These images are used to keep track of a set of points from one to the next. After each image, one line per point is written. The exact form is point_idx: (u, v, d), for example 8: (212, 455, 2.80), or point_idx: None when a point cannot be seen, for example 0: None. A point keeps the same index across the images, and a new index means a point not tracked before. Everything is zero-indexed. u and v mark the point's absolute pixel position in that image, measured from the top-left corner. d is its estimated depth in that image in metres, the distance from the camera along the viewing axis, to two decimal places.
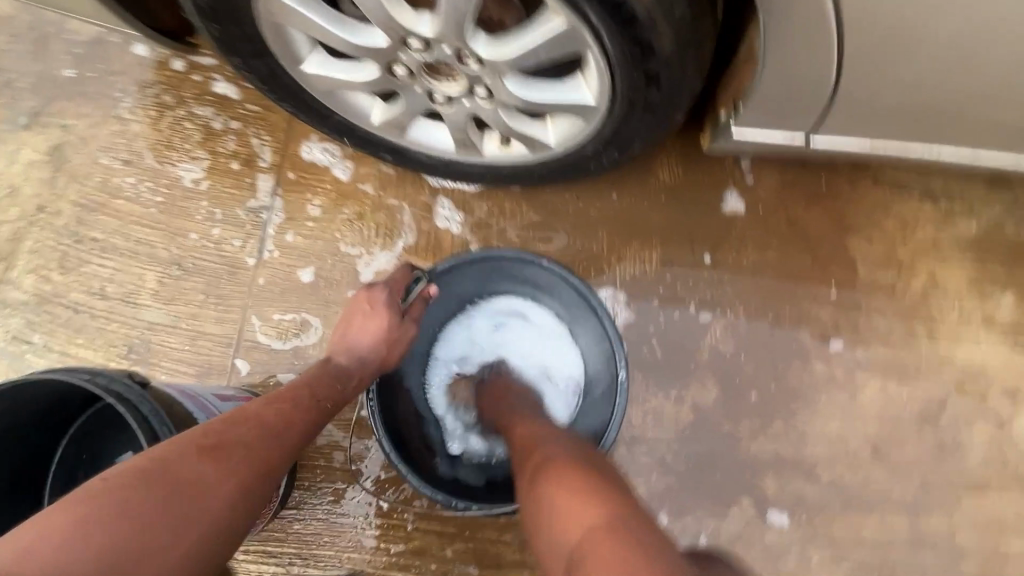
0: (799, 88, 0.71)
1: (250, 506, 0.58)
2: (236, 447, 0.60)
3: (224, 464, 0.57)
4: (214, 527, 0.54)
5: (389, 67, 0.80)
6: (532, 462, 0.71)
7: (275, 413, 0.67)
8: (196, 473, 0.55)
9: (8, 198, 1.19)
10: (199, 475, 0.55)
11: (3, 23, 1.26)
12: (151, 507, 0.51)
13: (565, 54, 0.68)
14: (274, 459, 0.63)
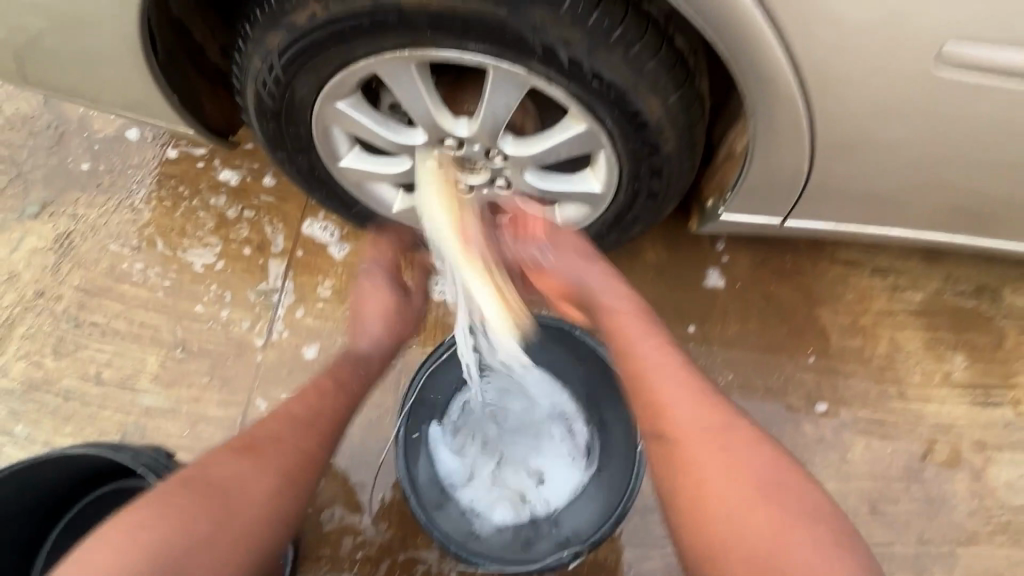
0: (780, 184, 0.82)
1: (284, 493, 0.69)
2: (267, 445, 0.72)
3: (258, 468, 0.69)
4: (255, 504, 0.66)
5: (421, 162, 0.90)
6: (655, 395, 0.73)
7: (305, 404, 0.79)
8: (235, 468, 0.68)
9: (7, 285, 1.19)
10: (238, 471, 0.68)
11: (22, 120, 1.32)
12: (205, 497, 0.64)
13: (582, 151, 0.81)
14: (309, 443, 0.75)
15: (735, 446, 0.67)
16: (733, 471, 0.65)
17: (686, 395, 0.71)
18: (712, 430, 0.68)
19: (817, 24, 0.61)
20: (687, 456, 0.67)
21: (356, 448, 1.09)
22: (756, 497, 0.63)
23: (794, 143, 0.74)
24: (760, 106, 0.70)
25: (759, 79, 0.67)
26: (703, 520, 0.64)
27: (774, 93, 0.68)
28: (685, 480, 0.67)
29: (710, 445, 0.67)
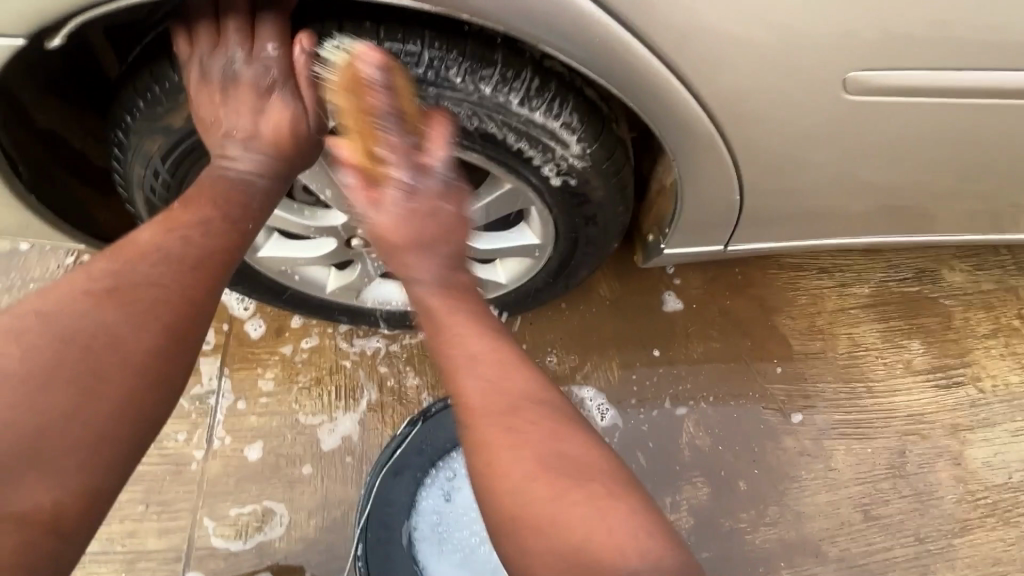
0: (714, 215, 0.81)
1: (129, 347, 0.53)
2: (84, 321, 0.52)
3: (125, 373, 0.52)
4: (80, 417, 0.49)
5: (347, 240, 0.85)
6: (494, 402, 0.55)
7: (157, 254, 0.58)
8: (36, 348, 0.50)
9: None
10: (41, 353, 0.49)
11: None
12: None
13: (512, 209, 0.78)
14: (195, 291, 0.58)
15: (536, 420, 0.54)
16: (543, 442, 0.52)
17: (479, 346, 0.56)
18: (519, 409, 0.54)
19: (719, 68, 0.60)
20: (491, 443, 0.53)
21: (323, 555, 0.99)
22: (550, 478, 0.51)
23: (720, 176, 0.73)
24: (679, 147, 0.69)
25: (675, 122, 0.65)
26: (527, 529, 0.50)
27: (691, 133, 0.67)
28: (521, 507, 0.50)
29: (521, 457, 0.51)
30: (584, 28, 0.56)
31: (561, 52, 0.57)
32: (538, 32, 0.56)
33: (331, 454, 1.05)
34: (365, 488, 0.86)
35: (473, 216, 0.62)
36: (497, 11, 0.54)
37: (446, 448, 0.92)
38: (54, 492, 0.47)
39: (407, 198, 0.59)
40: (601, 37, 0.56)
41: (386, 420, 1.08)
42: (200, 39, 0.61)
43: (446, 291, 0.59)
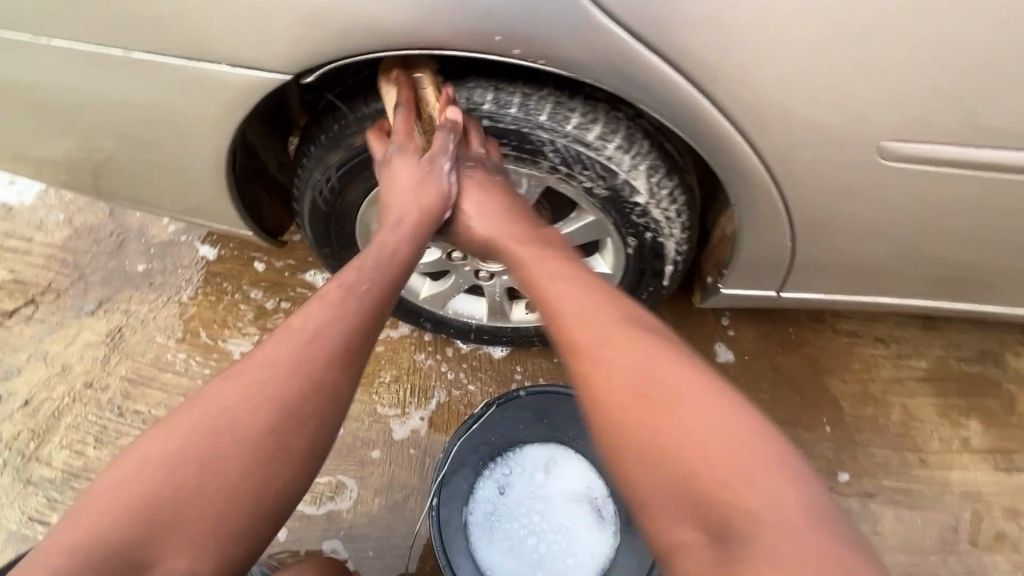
0: (770, 261, 0.92)
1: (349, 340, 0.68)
2: (267, 380, 0.63)
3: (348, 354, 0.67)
4: (252, 455, 0.59)
5: (449, 252, 1.02)
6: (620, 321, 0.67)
7: (326, 312, 0.68)
8: (235, 407, 0.61)
9: (58, 376, 1.26)
10: (240, 406, 0.61)
11: (90, 231, 1.49)
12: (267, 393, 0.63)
13: (592, 239, 0.92)
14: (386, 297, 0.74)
15: (619, 325, 0.66)
16: (624, 341, 0.64)
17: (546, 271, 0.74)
18: (600, 319, 0.67)
19: (782, 134, 0.74)
20: (579, 346, 0.65)
21: (382, 532, 1.09)
22: (634, 381, 0.60)
23: (776, 226, 0.85)
24: (743, 197, 0.82)
25: (737, 172, 0.79)
26: (622, 430, 0.58)
27: (752, 183, 0.80)
28: (618, 408, 0.59)
29: (605, 359, 0.63)
30: (676, 94, 0.71)
31: (654, 110, 0.74)
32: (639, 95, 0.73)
33: (400, 443, 1.18)
34: (434, 473, 0.97)
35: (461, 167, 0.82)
36: (611, 78, 0.71)
37: (507, 442, 1.03)
38: (241, 499, 0.58)
39: (480, 159, 0.81)
40: (689, 103, 0.72)
41: (452, 420, 1.21)
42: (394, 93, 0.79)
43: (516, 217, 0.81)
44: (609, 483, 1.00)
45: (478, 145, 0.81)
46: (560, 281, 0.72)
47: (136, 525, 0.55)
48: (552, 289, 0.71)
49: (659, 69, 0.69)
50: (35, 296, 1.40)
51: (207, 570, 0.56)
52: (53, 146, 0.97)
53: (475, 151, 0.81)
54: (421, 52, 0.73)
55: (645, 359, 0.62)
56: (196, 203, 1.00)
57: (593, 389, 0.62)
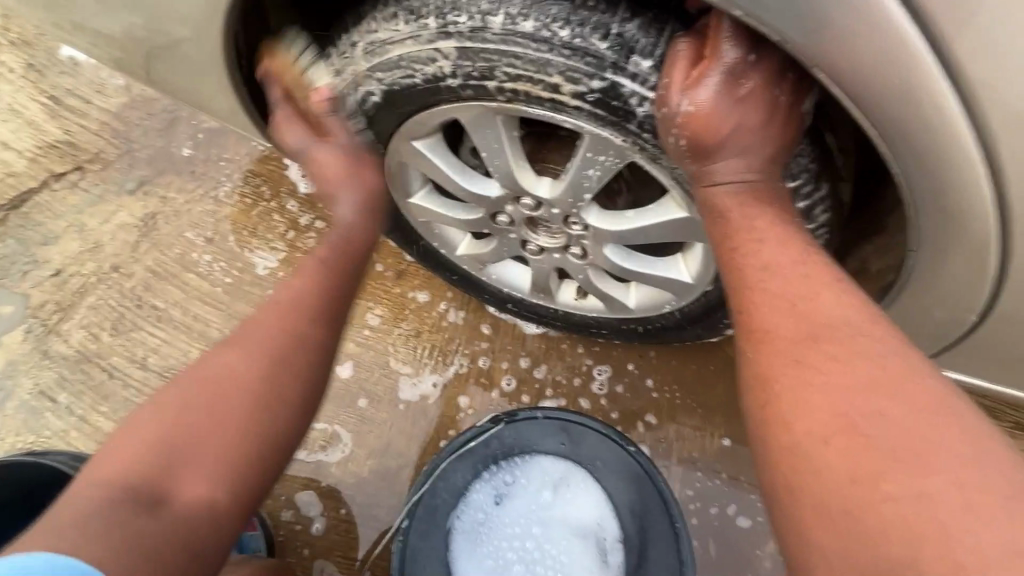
0: (929, 329, 0.65)
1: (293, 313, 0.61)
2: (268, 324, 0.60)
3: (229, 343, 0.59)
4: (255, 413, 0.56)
5: (493, 214, 0.81)
6: (843, 371, 0.45)
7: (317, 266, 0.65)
8: (237, 362, 0.58)
9: (90, 252, 1.23)
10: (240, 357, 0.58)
11: (146, 102, 1.38)
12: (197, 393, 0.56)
13: (677, 239, 0.70)
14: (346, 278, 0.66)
15: (853, 357, 0.46)
16: (863, 383, 0.44)
17: (779, 258, 0.52)
18: (821, 337, 0.48)
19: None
20: (778, 377, 0.48)
21: (366, 498, 1.01)
22: (842, 435, 0.43)
23: (963, 293, 0.58)
24: (927, 239, 0.54)
25: (938, 211, 0.51)
26: (824, 509, 0.42)
27: (956, 231, 0.52)
28: (836, 490, 0.42)
29: (822, 405, 0.45)
30: (885, 57, 0.44)
31: (832, 79, 0.46)
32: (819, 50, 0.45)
33: (406, 408, 1.06)
34: (432, 460, 0.84)
35: (738, 129, 0.53)
36: (780, 14, 0.44)
37: (510, 453, 0.88)
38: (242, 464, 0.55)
39: (733, 83, 0.51)
40: (901, 76, 0.44)
41: (467, 396, 1.07)
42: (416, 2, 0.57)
43: (747, 193, 0.55)
44: (624, 526, 0.84)
45: (733, 56, 0.50)
46: (777, 275, 0.52)
47: (155, 462, 0.52)
48: (786, 291, 0.51)
49: (870, 13, 0.42)
50: (83, 163, 1.33)
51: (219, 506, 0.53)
52: (75, 1, 0.83)
53: (720, 63, 0.50)
54: None
55: (871, 415, 0.43)
56: (216, 98, 0.86)
57: (771, 421, 0.47)
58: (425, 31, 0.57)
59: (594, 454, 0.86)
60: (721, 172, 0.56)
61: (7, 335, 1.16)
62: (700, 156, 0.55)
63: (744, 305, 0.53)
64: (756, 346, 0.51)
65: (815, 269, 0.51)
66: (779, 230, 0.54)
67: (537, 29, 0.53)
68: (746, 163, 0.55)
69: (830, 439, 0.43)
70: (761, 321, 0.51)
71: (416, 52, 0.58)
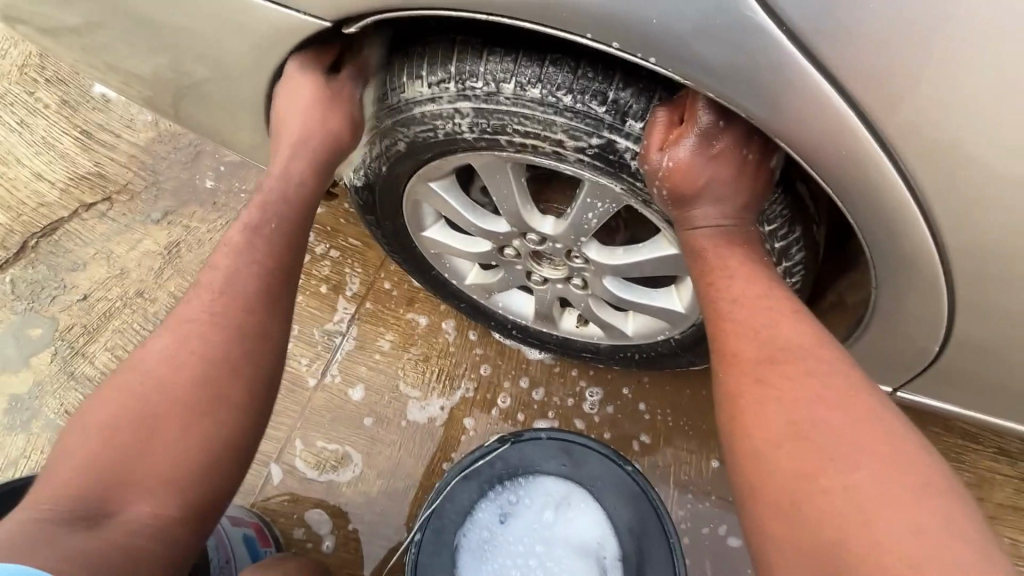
0: (902, 359, 0.71)
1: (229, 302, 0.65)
2: (204, 324, 0.64)
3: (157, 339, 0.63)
4: (191, 412, 0.59)
5: (501, 247, 0.87)
6: (796, 386, 0.51)
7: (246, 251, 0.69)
8: (160, 354, 0.62)
9: (116, 278, 1.30)
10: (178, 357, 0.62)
11: (172, 137, 1.47)
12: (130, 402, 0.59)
13: (669, 273, 0.76)
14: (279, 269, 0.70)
15: (804, 376, 0.51)
16: (816, 402, 0.50)
17: (747, 290, 0.59)
18: (779, 358, 0.54)
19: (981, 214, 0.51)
20: (741, 393, 0.54)
21: (374, 517, 1.05)
22: (795, 442, 0.48)
23: (928, 326, 0.64)
24: (887, 277, 0.60)
25: (899, 254, 0.57)
26: (776, 506, 0.47)
27: (917, 272, 0.58)
28: (784, 488, 0.47)
29: (778, 415, 0.50)
30: (835, 129, 0.50)
31: (792, 145, 0.53)
32: (780, 122, 0.52)
33: (413, 430, 1.11)
34: (443, 478, 0.89)
35: (715, 181, 0.60)
36: (745, 92, 0.51)
37: (514, 473, 0.92)
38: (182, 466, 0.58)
39: (708, 143, 0.58)
40: (854, 144, 0.51)
41: (473, 419, 1.11)
42: (434, 66, 0.65)
43: (728, 235, 0.62)
44: (623, 544, 0.87)
45: (707, 121, 0.57)
46: (742, 302, 0.58)
47: (96, 480, 0.55)
48: (749, 316, 0.57)
49: (824, 92, 0.49)
50: (111, 193, 1.41)
51: (169, 518, 0.56)
52: (121, 53, 0.92)
53: (696, 126, 0.58)
54: (476, 14, 0.56)
55: (820, 429, 0.48)
56: (247, 139, 0.94)
57: (735, 431, 0.53)
58: (443, 92, 0.64)
59: (594, 474, 0.90)
60: (701, 216, 0.63)
61: (35, 357, 1.22)
62: (680, 203, 0.62)
63: (715, 328, 0.59)
64: (723, 364, 0.56)
65: (775, 299, 0.57)
66: (758, 268, 0.60)
67: (542, 94, 0.60)
68: (721, 211, 0.62)
69: (784, 447, 0.49)
70: (730, 343, 0.57)
71: (433, 110, 0.66)
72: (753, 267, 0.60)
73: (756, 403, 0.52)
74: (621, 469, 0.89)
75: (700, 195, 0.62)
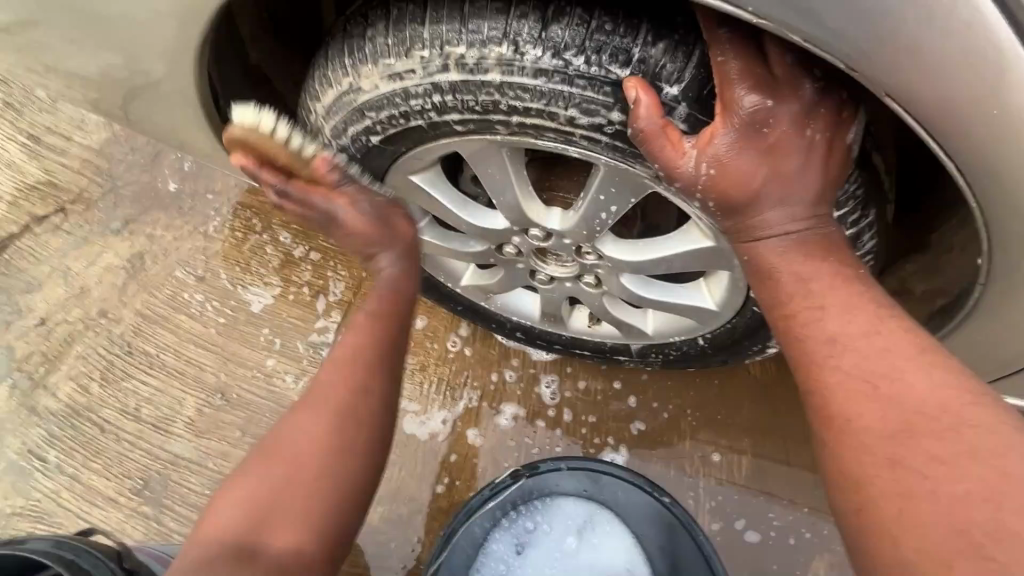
0: (986, 354, 0.60)
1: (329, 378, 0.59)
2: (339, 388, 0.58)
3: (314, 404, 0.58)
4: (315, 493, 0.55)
5: (499, 246, 0.75)
6: (954, 474, 0.40)
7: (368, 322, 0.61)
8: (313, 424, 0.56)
9: (76, 298, 1.18)
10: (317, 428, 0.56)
11: (128, 137, 1.33)
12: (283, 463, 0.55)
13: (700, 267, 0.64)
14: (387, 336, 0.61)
15: (961, 461, 0.40)
16: (984, 497, 0.38)
17: (848, 326, 0.46)
18: (915, 428, 0.42)
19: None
20: (871, 477, 0.43)
21: (379, 548, 0.95)
22: (968, 558, 0.37)
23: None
24: (1001, 266, 0.49)
25: (1005, 233, 0.46)
26: None
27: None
28: None
29: (938, 517, 0.39)
30: (960, 74, 0.39)
31: (897, 104, 0.41)
32: (887, 76, 0.40)
33: (415, 447, 1.00)
34: (460, 511, 0.77)
35: (780, 176, 0.47)
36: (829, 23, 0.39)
37: (531, 498, 0.82)
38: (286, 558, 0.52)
39: (759, 132, 0.45)
40: (985, 96, 0.39)
41: (479, 431, 1.01)
42: (401, 29, 0.52)
43: (795, 237, 0.49)
44: (656, 570, 0.79)
45: (751, 103, 0.44)
46: (850, 349, 0.46)
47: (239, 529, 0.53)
48: (861, 366, 0.45)
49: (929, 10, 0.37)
50: (65, 204, 1.28)
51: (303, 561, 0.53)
52: (38, 44, 0.78)
53: (735, 118, 0.45)
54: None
55: (1009, 542, 0.36)
56: (200, 138, 0.81)
57: (878, 533, 0.41)
58: (416, 61, 0.51)
59: (621, 495, 0.81)
60: (765, 222, 0.49)
61: None
62: (736, 211, 0.49)
63: (809, 381, 0.48)
64: (829, 422, 0.46)
65: (895, 337, 0.45)
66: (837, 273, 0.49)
67: (547, 61, 0.47)
68: (791, 214, 0.48)
69: (956, 568, 0.37)
70: (838, 404, 0.45)
71: (406, 85, 0.53)
72: (856, 292, 0.48)
73: (905, 495, 0.41)
74: (653, 492, 0.79)
75: (765, 199, 0.48)
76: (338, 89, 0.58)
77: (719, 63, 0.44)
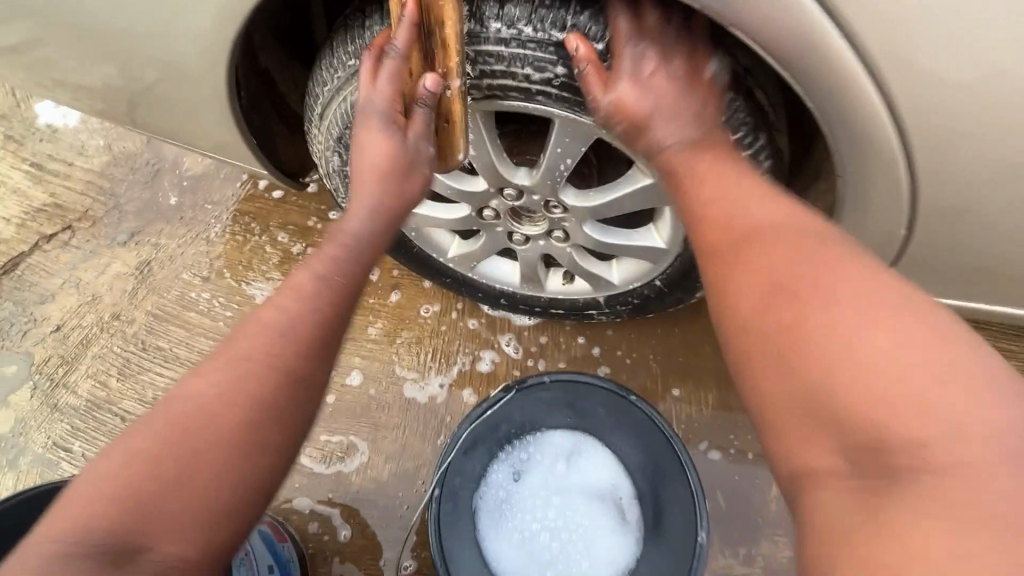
0: (869, 249, 0.76)
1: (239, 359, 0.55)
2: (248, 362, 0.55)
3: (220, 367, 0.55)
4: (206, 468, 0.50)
5: (479, 210, 0.88)
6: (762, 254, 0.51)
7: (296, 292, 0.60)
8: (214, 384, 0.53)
9: (88, 305, 1.26)
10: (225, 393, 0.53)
11: (128, 159, 1.44)
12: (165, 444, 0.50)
13: (646, 206, 0.78)
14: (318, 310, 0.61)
15: (772, 248, 0.51)
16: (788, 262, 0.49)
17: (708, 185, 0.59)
18: (749, 235, 0.54)
19: (951, 78, 0.55)
20: (722, 280, 0.54)
21: (389, 500, 1.04)
22: (769, 306, 0.48)
23: (886, 208, 0.69)
24: (851, 163, 0.65)
25: (851, 138, 0.63)
26: (777, 385, 0.46)
27: (869, 155, 0.63)
28: (776, 352, 0.46)
29: (754, 289, 0.50)
30: (797, 15, 0.54)
31: (753, 38, 0.57)
32: (749, 20, 0.56)
33: (416, 409, 1.11)
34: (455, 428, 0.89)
35: (664, 96, 0.62)
36: None
37: (523, 429, 0.93)
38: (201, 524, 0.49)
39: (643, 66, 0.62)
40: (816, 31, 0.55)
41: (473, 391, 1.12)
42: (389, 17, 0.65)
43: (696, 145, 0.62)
44: (637, 483, 0.90)
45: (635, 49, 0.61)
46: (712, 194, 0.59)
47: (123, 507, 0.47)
48: (719, 203, 0.58)
49: None
50: (71, 222, 1.37)
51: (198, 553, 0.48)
52: (67, 66, 0.89)
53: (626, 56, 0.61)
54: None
55: (806, 283, 0.46)
56: (213, 138, 0.93)
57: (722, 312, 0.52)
58: None
59: (599, 408, 0.92)
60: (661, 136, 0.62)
61: (14, 394, 1.18)
62: (637, 130, 0.63)
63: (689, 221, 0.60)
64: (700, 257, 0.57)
65: (741, 185, 0.58)
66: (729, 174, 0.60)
67: (505, 31, 0.61)
68: (676, 128, 0.62)
69: (765, 318, 0.48)
70: (707, 234, 0.58)
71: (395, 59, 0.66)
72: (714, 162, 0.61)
73: (736, 286, 0.52)
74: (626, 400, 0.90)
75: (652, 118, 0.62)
76: (340, 70, 0.71)
77: (614, 19, 0.61)
